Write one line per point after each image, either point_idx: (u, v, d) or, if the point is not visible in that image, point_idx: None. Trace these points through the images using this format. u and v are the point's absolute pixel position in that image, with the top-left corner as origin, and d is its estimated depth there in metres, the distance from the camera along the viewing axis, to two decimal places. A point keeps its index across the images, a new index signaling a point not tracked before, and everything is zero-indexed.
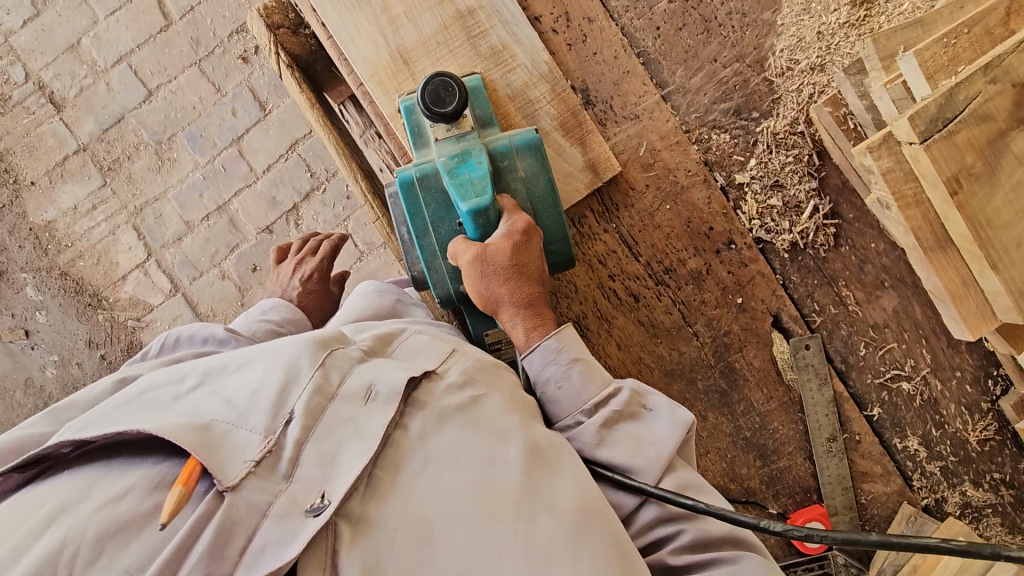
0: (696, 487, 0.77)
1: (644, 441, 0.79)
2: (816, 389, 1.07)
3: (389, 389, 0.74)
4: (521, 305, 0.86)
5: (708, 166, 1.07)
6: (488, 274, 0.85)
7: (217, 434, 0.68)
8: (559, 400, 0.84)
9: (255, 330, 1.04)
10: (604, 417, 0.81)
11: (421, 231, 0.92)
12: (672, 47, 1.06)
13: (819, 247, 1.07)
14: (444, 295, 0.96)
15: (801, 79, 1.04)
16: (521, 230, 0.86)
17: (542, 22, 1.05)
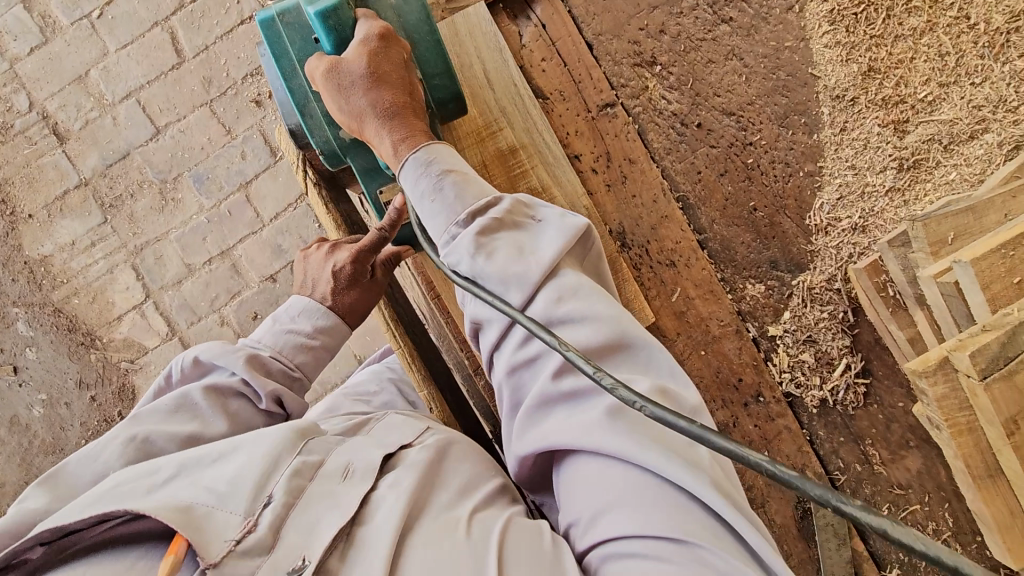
0: (583, 289, 0.66)
1: (525, 247, 0.69)
2: (834, 548, 1.05)
3: (366, 465, 0.70)
4: (385, 118, 0.79)
5: (741, 316, 1.05)
6: (348, 84, 0.78)
7: (197, 517, 0.59)
8: (436, 215, 0.74)
9: (280, 342, 0.89)
10: (478, 226, 0.70)
11: (290, 74, 0.86)
12: (712, 194, 1.04)
13: (848, 405, 1.05)
14: (329, 150, 0.91)
15: (841, 236, 1.02)
16: (379, 36, 0.79)
17: (582, 161, 1.02)
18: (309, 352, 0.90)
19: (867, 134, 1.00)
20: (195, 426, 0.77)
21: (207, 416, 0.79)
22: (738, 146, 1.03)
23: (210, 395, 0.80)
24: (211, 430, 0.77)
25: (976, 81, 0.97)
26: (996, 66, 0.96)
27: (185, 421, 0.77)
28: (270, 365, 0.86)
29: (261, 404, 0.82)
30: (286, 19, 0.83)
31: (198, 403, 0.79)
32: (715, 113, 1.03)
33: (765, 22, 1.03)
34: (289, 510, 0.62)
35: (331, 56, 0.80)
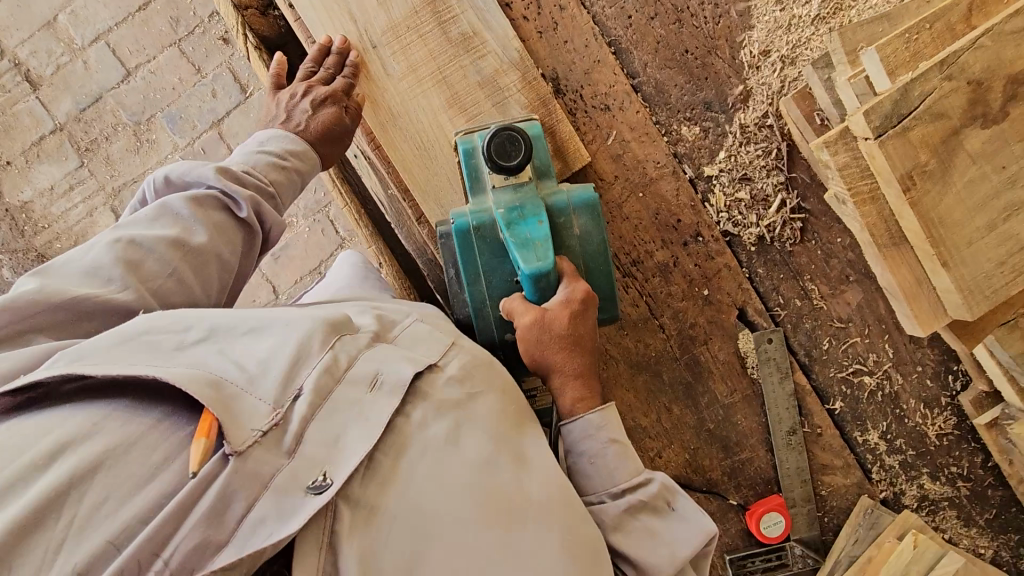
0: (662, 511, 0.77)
1: (660, 538, 0.75)
2: (777, 381, 1.08)
3: (394, 381, 0.73)
4: (571, 373, 0.82)
5: (678, 159, 1.07)
6: (544, 339, 0.82)
7: (226, 397, 0.64)
8: (581, 452, 0.80)
9: (253, 164, 0.88)
10: (630, 504, 0.76)
11: (473, 278, 0.91)
12: (644, 38, 1.05)
13: (786, 241, 1.07)
14: (489, 341, 0.94)
15: (772, 71, 1.04)
16: (580, 299, 0.83)
17: (513, 9, 1.03)
18: (282, 170, 0.89)
19: None
20: (176, 232, 0.79)
21: (188, 224, 0.80)
22: None
23: (191, 205, 0.80)
24: (193, 238, 0.79)
25: None
26: None
27: (167, 226, 0.79)
28: (244, 181, 0.85)
29: (239, 214, 0.84)
30: (480, 231, 0.89)
31: (179, 209, 0.80)
32: None
33: None
34: (314, 411, 0.67)
35: (534, 306, 0.85)
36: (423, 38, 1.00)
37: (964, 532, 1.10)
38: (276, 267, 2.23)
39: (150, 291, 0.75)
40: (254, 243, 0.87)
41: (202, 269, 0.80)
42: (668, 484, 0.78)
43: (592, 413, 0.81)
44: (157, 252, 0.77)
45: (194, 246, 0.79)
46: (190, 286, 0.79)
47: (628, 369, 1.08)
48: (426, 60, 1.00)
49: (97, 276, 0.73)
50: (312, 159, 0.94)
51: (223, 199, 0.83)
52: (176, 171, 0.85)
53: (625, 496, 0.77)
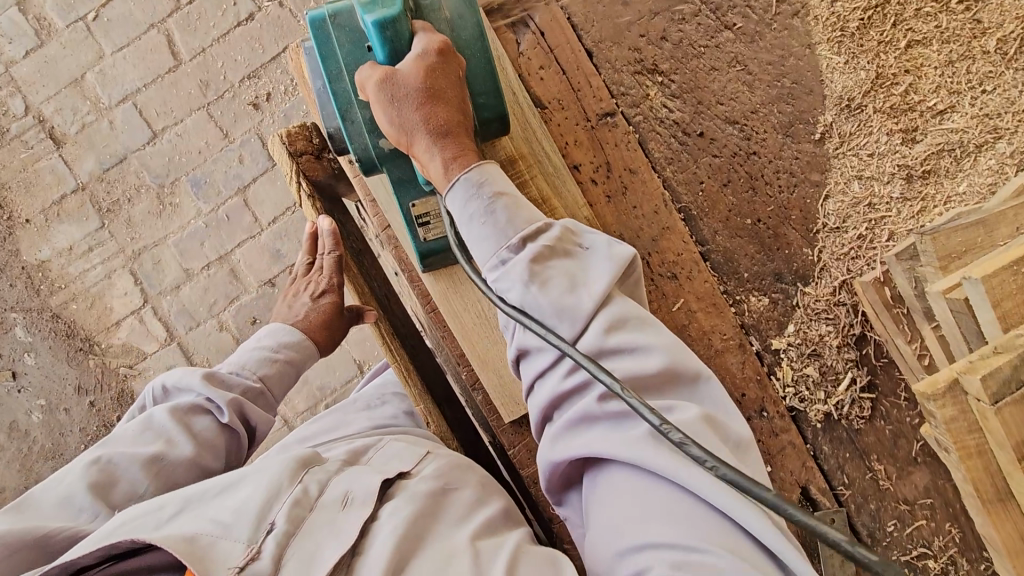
0: (571, 260, 0.70)
1: (577, 278, 0.69)
2: (838, 564, 1.03)
3: (365, 491, 0.73)
4: (435, 134, 0.73)
5: (744, 330, 1.02)
6: (399, 98, 0.71)
7: (200, 546, 0.63)
8: (485, 237, 0.72)
9: (248, 360, 0.96)
10: (533, 253, 0.69)
11: (335, 77, 0.79)
12: (715, 204, 1.01)
13: (854, 419, 1.03)
14: (365, 158, 0.82)
15: (849, 248, 0.99)
16: (437, 51, 0.73)
17: (581, 171, 0.99)
18: (273, 364, 0.96)
19: (874, 144, 0.98)
20: (158, 447, 0.80)
21: (171, 436, 0.82)
22: (742, 156, 1.01)
23: (175, 415, 0.84)
24: (174, 452, 0.81)
25: (987, 90, 0.96)
26: (1008, 71, 0.95)
27: (150, 442, 0.81)
28: (231, 384, 0.91)
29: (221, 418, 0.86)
30: (333, 18, 0.77)
31: (162, 425, 0.83)
32: (719, 122, 1.00)
33: (769, 29, 1.00)
34: (289, 540, 0.65)
35: (385, 66, 0.73)
36: None
37: None
38: None
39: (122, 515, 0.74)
40: (240, 443, 0.89)
41: (182, 484, 0.80)
42: (571, 227, 0.73)
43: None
44: (132, 470, 0.78)
45: (172, 461, 0.80)
46: None
47: None
48: None
49: (69, 505, 0.73)
50: (308, 351, 1.01)
51: (204, 405, 0.87)
52: (171, 381, 0.91)
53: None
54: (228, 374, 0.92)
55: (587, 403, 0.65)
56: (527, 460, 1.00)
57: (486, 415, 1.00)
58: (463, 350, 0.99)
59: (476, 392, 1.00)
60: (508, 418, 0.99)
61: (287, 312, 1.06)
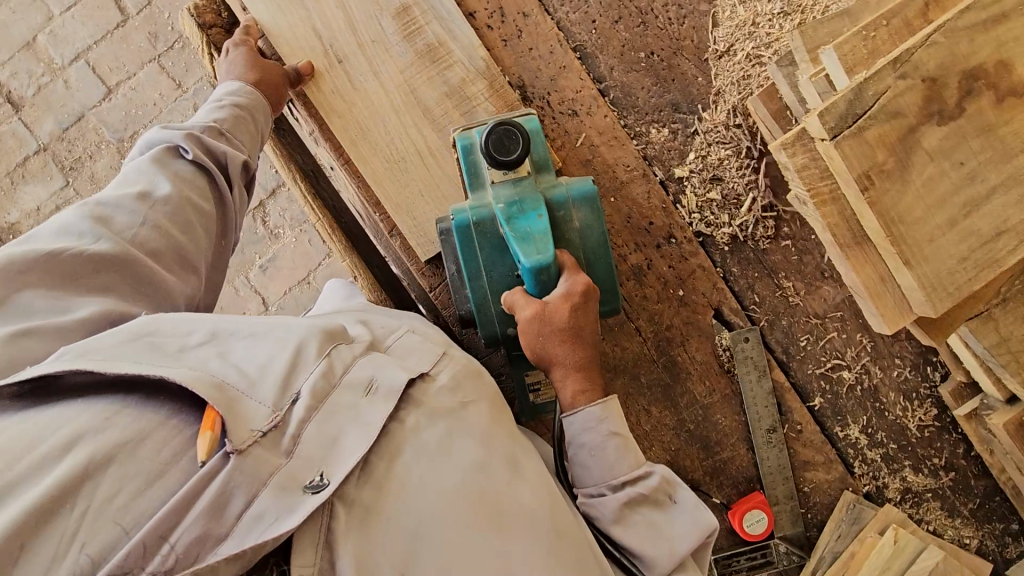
0: (643, 506, 0.79)
1: (660, 531, 0.78)
2: (755, 380, 1.08)
3: (390, 386, 0.72)
4: (572, 367, 0.82)
5: (647, 161, 1.07)
6: (546, 332, 0.80)
7: (228, 397, 0.64)
8: (587, 468, 0.81)
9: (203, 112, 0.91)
10: (628, 496, 0.78)
11: (469, 256, 0.86)
12: (609, 41, 1.05)
13: (759, 240, 1.07)
14: (491, 336, 0.90)
15: (739, 70, 1.03)
16: (582, 291, 0.81)
17: (477, 19, 1.04)
18: (226, 110, 0.91)
19: None
20: (140, 187, 0.80)
21: (153, 179, 0.81)
22: None
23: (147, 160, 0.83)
24: (157, 190, 0.79)
25: None
26: None
27: (135, 185, 0.80)
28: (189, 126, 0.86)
29: (189, 157, 0.84)
30: (488, 268, 0.86)
31: (141, 170, 0.81)
32: None
33: None
34: (314, 412, 0.67)
35: (535, 299, 0.82)
36: (389, 52, 1.00)
37: (949, 523, 1.09)
38: (265, 279, 2.21)
39: (130, 241, 0.75)
40: (221, 184, 0.86)
41: (180, 219, 0.80)
42: (668, 476, 0.81)
43: (591, 406, 0.81)
44: (124, 206, 0.77)
45: (159, 198, 0.79)
46: (176, 237, 0.79)
47: (607, 374, 1.07)
48: (396, 76, 1.00)
49: (67, 235, 0.73)
50: (258, 99, 0.94)
51: (173, 149, 0.84)
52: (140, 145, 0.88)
53: (625, 487, 0.79)
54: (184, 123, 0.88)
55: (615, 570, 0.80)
56: (447, 300, 1.05)
57: (406, 260, 1.05)
58: (378, 199, 1.03)
59: (393, 239, 1.04)
60: (426, 259, 1.04)
61: (221, 75, 0.97)
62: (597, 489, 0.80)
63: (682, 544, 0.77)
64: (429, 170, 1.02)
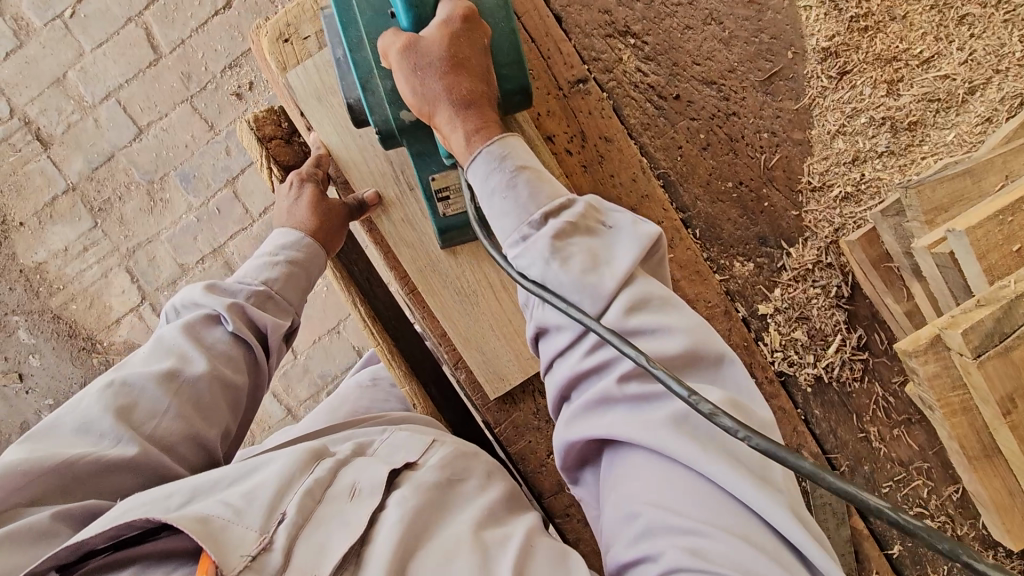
0: (579, 234, 0.62)
1: (600, 255, 0.60)
2: (833, 528, 1.03)
3: (375, 482, 0.66)
4: (459, 105, 0.68)
5: (729, 296, 1.00)
6: (422, 66, 0.67)
7: (212, 531, 0.56)
8: (505, 212, 0.64)
9: (256, 268, 0.82)
10: (554, 228, 0.61)
11: (349, 24, 0.74)
12: (695, 169, 0.99)
13: (845, 381, 1.01)
14: (386, 126, 0.76)
15: (834, 207, 0.97)
16: (462, 17, 0.68)
17: (556, 142, 0.96)
18: (277, 269, 0.83)
19: (859, 97, 0.94)
20: (172, 363, 0.70)
21: (185, 352, 0.71)
22: (721, 117, 0.97)
23: (184, 330, 0.73)
24: (189, 367, 0.70)
25: (976, 34, 0.91)
26: (998, 12, 0.91)
27: (163, 358, 0.70)
28: (235, 290, 0.79)
29: (228, 327, 0.75)
30: (367, 31, 0.72)
31: (173, 339, 0.72)
32: (695, 83, 0.97)
33: None
34: (300, 532, 0.59)
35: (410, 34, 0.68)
36: None
37: None
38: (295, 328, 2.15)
39: (152, 437, 0.65)
40: (257, 356, 0.77)
41: (207, 400, 0.70)
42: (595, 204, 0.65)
43: (490, 145, 0.67)
44: (149, 388, 0.67)
45: (188, 377, 0.69)
46: (205, 436, 0.69)
47: None
48: None
49: (89, 432, 0.63)
50: (315, 251, 0.87)
51: (212, 316, 0.76)
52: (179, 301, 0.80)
53: (549, 220, 0.62)
54: (233, 283, 0.79)
55: (606, 388, 0.57)
56: (514, 437, 1.00)
57: (471, 394, 0.99)
58: (445, 331, 0.98)
59: (459, 372, 0.99)
60: (493, 396, 0.98)
61: (280, 212, 0.90)
62: (516, 234, 0.63)
63: (625, 260, 0.59)
64: (501, 306, 0.95)
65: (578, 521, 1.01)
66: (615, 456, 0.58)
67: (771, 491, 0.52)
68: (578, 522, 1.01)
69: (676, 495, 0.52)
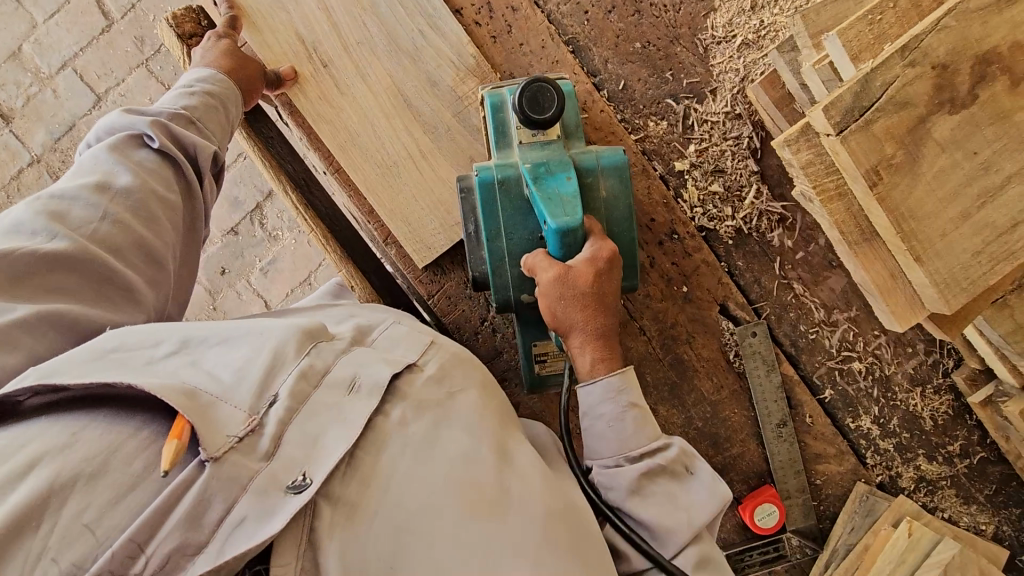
0: (636, 424, 0.76)
1: (643, 415, 0.76)
2: (764, 375, 1.06)
3: (374, 381, 0.69)
4: (593, 335, 0.77)
5: (646, 156, 1.03)
6: (567, 297, 0.76)
7: (200, 404, 0.59)
8: (617, 438, 0.76)
9: (173, 97, 0.82)
10: (615, 405, 0.76)
11: (498, 266, 0.84)
12: (603, 33, 1.01)
13: (764, 232, 1.04)
14: (504, 302, 0.86)
15: (739, 57, 0.99)
16: (607, 259, 0.77)
17: (464, 14, 1.00)
18: (195, 97, 0.82)
19: None
20: (98, 176, 0.71)
21: (111, 169, 0.73)
22: None
23: (108, 148, 0.74)
24: (117, 179, 0.72)
25: None
26: None
27: (91, 174, 0.72)
28: (156, 113, 0.78)
29: (154, 145, 0.76)
30: (508, 230, 0.83)
31: (97, 158, 0.73)
32: None
33: None
34: (291, 418, 0.63)
35: (558, 262, 0.78)
36: (374, 54, 0.97)
37: (964, 510, 1.08)
38: (266, 282, 2.17)
39: (87, 238, 0.67)
40: (189, 176, 0.78)
41: (143, 211, 0.72)
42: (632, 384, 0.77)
43: (611, 376, 0.77)
44: (81, 198, 0.69)
45: (120, 190, 0.72)
46: (145, 239, 0.71)
47: None
48: (385, 81, 0.97)
49: (18, 232, 0.65)
50: (231, 87, 0.86)
51: (135, 136, 0.76)
52: (95, 135, 0.79)
53: (642, 458, 0.74)
54: (149, 107, 0.79)
55: (611, 405, 0.76)
56: (448, 308, 1.03)
57: (403, 268, 1.03)
58: (372, 207, 1.01)
59: (389, 247, 1.02)
60: (423, 267, 1.01)
61: (194, 62, 0.90)
62: (599, 411, 0.76)
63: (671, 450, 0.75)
64: (422, 175, 0.98)
65: (517, 385, 1.05)
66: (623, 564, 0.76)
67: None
68: (517, 386, 1.04)
69: None
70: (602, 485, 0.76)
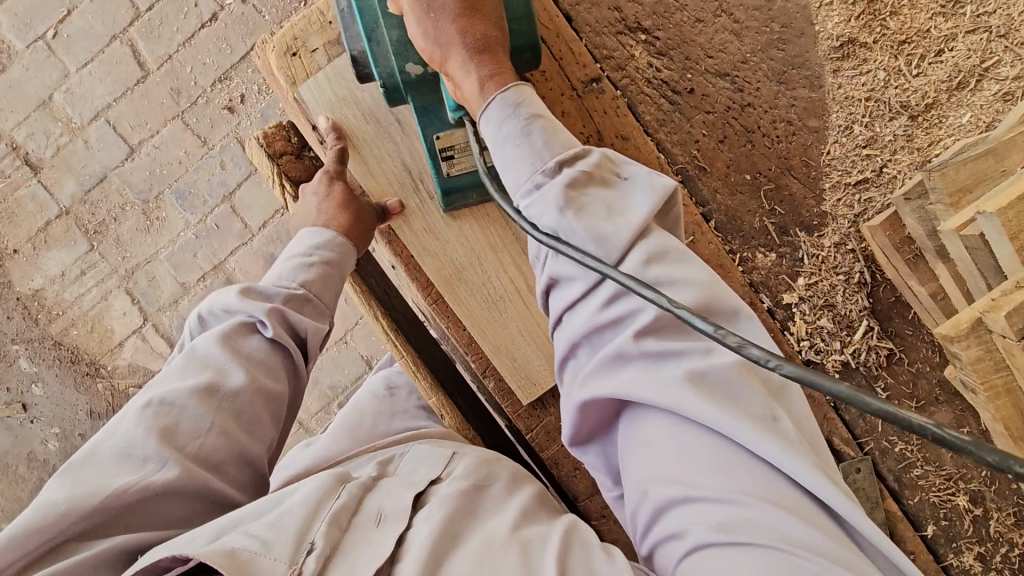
0: (549, 138, 0.65)
1: (556, 128, 0.66)
2: (868, 512, 1.03)
3: (401, 505, 0.64)
4: (472, 48, 0.69)
5: (753, 287, 1.00)
6: (435, 8, 0.68)
7: (239, 562, 0.53)
8: (523, 161, 0.65)
9: (291, 271, 0.79)
10: (523, 118, 0.66)
11: (373, 38, 0.75)
12: (714, 162, 0.98)
13: (871, 366, 0.99)
14: (388, 75, 0.77)
15: (854, 193, 0.97)
16: None
17: None
18: (312, 269, 0.80)
19: (874, 81, 0.95)
20: (208, 376, 0.66)
21: (221, 365, 0.68)
22: (737, 109, 0.97)
23: (221, 342, 0.69)
24: (228, 381, 0.67)
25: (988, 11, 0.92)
26: None
27: (198, 372, 0.67)
28: (271, 294, 0.76)
29: (268, 333, 0.72)
30: None
31: (208, 351, 0.69)
32: (709, 76, 0.97)
33: None
34: (330, 563, 0.56)
35: None
36: None
37: None
38: None
39: (197, 456, 0.62)
40: (296, 362, 0.75)
41: (249, 414, 0.67)
42: (535, 102, 0.68)
43: (505, 91, 0.67)
44: (190, 407, 0.64)
45: (228, 391, 0.67)
46: (248, 451, 0.66)
47: None
48: (490, 212, 0.92)
49: (129, 457, 0.60)
50: (347, 248, 0.84)
51: (249, 323, 0.72)
52: (207, 307, 0.77)
53: (563, 169, 0.63)
54: (266, 286, 0.77)
55: (518, 128, 0.65)
56: (546, 442, 0.99)
57: (500, 401, 0.98)
58: (471, 339, 0.96)
59: (487, 380, 0.97)
60: (524, 402, 0.97)
61: (305, 213, 0.87)
62: (510, 128, 0.66)
63: (593, 156, 0.64)
64: (528, 309, 0.94)
65: (615, 521, 1.00)
66: (626, 423, 0.57)
67: (772, 432, 0.51)
68: (614, 524, 1.00)
69: (687, 448, 0.52)
70: (532, 216, 0.63)
